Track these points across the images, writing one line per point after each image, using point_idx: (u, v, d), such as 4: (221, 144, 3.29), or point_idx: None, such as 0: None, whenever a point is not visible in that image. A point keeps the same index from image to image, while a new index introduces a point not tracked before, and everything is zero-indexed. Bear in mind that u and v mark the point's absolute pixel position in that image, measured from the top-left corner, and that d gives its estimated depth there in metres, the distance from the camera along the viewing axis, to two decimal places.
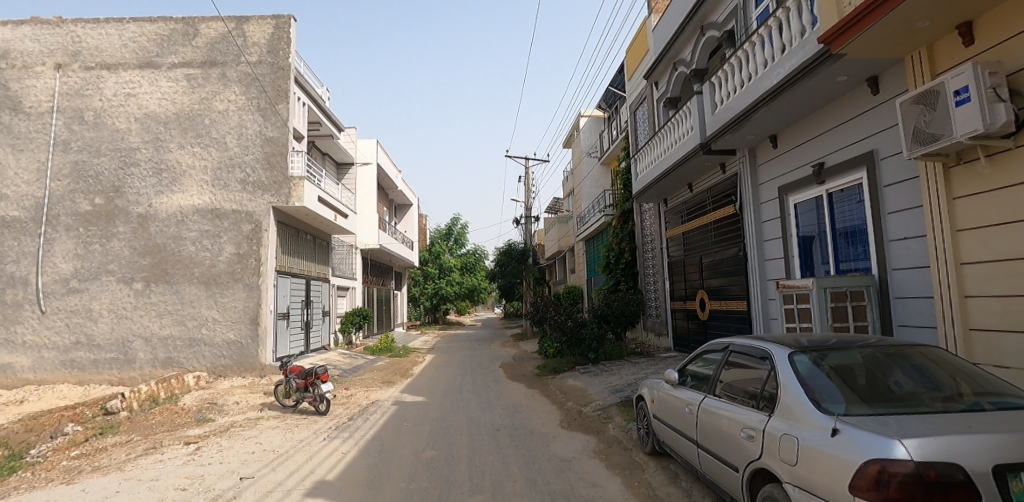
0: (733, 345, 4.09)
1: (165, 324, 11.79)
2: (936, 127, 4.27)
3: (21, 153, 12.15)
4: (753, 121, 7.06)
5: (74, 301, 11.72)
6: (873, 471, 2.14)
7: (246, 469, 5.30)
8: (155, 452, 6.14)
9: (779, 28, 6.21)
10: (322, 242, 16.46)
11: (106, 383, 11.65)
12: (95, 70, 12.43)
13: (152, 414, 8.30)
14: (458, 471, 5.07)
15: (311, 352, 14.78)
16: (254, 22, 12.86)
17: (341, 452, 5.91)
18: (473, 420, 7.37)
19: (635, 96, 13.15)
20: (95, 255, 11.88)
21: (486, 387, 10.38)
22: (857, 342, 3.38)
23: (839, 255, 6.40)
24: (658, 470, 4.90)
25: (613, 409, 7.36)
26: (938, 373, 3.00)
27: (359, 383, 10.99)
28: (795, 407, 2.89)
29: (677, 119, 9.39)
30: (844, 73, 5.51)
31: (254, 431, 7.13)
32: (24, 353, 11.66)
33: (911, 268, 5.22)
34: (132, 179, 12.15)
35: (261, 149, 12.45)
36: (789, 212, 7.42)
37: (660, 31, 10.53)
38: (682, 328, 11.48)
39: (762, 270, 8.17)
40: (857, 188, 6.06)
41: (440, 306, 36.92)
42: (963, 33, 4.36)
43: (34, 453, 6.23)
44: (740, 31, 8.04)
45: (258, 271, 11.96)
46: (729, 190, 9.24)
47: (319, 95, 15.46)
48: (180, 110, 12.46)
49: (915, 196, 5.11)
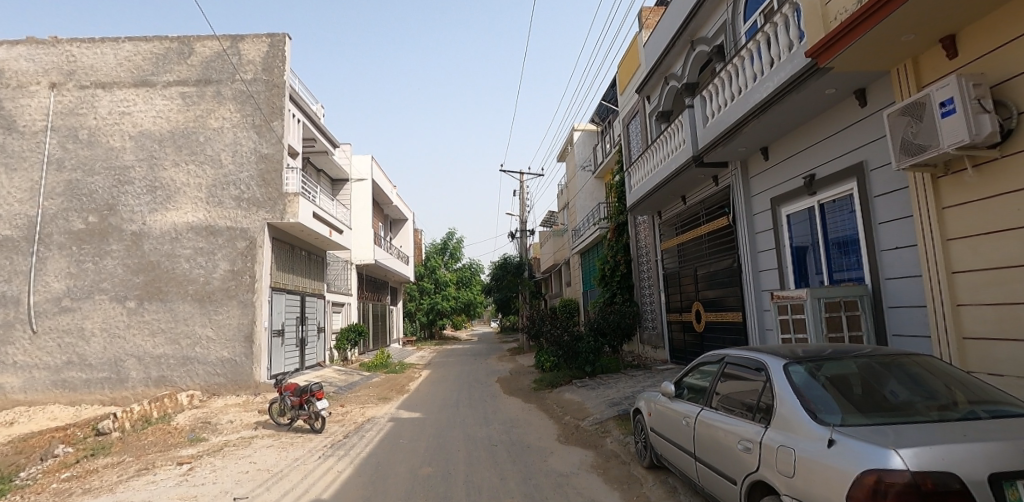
0: (729, 356, 4.10)
1: (158, 342, 11.67)
2: (923, 138, 4.33)
3: (13, 172, 12.12)
4: (743, 134, 7.16)
5: (66, 321, 11.61)
6: (870, 481, 2.14)
7: (239, 489, 5.23)
8: (148, 473, 6.06)
9: (767, 42, 6.33)
10: (317, 258, 16.42)
11: (98, 403, 11.50)
12: (90, 89, 12.46)
13: (145, 434, 8.18)
14: (455, 487, 5.04)
15: (306, 370, 14.65)
16: (249, 41, 12.97)
17: (337, 471, 5.83)
18: (470, 435, 7.32)
19: (627, 110, 13.30)
20: (88, 273, 11.80)
21: (482, 402, 10.30)
22: (853, 352, 3.40)
23: (832, 264, 6.45)
24: (657, 484, 4.88)
25: (610, 422, 7.33)
26: (933, 382, 3.02)
27: (356, 400, 10.92)
28: (791, 418, 2.90)
29: (669, 133, 9.51)
30: (831, 86, 5.61)
31: (248, 450, 7.05)
32: (14, 373, 11.52)
33: (903, 277, 5.27)
34: (125, 197, 12.11)
35: (255, 166, 12.47)
36: (781, 223, 7.51)
37: (651, 47, 10.75)
38: (678, 339, 11.46)
39: (756, 281, 8.22)
40: (848, 199, 6.12)
41: (436, 320, 36.90)
42: (947, 46, 4.46)
43: (24, 476, 6.13)
44: (728, 45, 8.17)
45: (252, 288, 11.90)
46: (722, 201, 9.32)
47: (314, 111, 15.55)
48: (175, 128, 12.48)
49: (904, 206, 5.18)
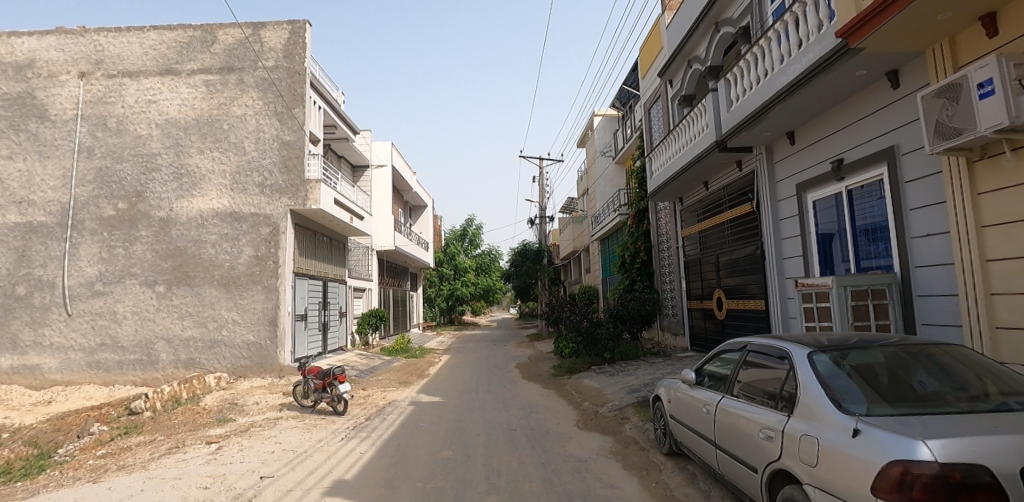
0: (752, 344, 4.05)
1: (186, 325, 12.00)
2: (959, 121, 4.17)
3: (46, 160, 12.46)
4: (769, 118, 6.98)
5: (99, 304, 12.01)
6: (896, 472, 2.10)
7: (265, 469, 5.38)
8: (178, 451, 6.27)
9: (795, 22, 6.14)
10: (338, 244, 16.63)
11: (130, 384, 11.91)
12: (118, 77, 12.71)
13: (175, 414, 8.45)
14: (475, 471, 5.10)
15: (328, 353, 14.93)
16: (270, 28, 13.05)
17: (359, 452, 5.96)
18: (490, 420, 7.38)
19: (649, 94, 13.08)
20: (118, 259, 12.15)
21: (501, 387, 10.39)
22: (880, 341, 3.32)
23: (860, 252, 6.30)
24: (676, 470, 4.88)
25: (630, 409, 7.32)
26: (963, 373, 2.94)
27: (377, 383, 11.09)
28: (815, 407, 2.85)
29: (692, 117, 9.34)
30: (862, 67, 5.43)
31: (273, 431, 7.23)
32: (51, 354, 11.95)
33: (933, 265, 5.13)
34: (153, 184, 12.39)
35: (278, 153, 12.62)
36: (806, 209, 7.34)
37: (674, 29, 10.52)
38: (699, 327, 11.37)
39: (780, 269, 8.09)
40: (877, 184, 5.95)
41: (455, 307, 37.21)
42: (987, 24, 4.26)
43: (62, 453, 6.41)
44: (755, 26, 7.94)
45: (276, 273, 12.13)
46: (746, 187, 9.14)
47: (334, 98, 15.64)
48: (200, 115, 12.68)
49: (937, 192, 5.02)
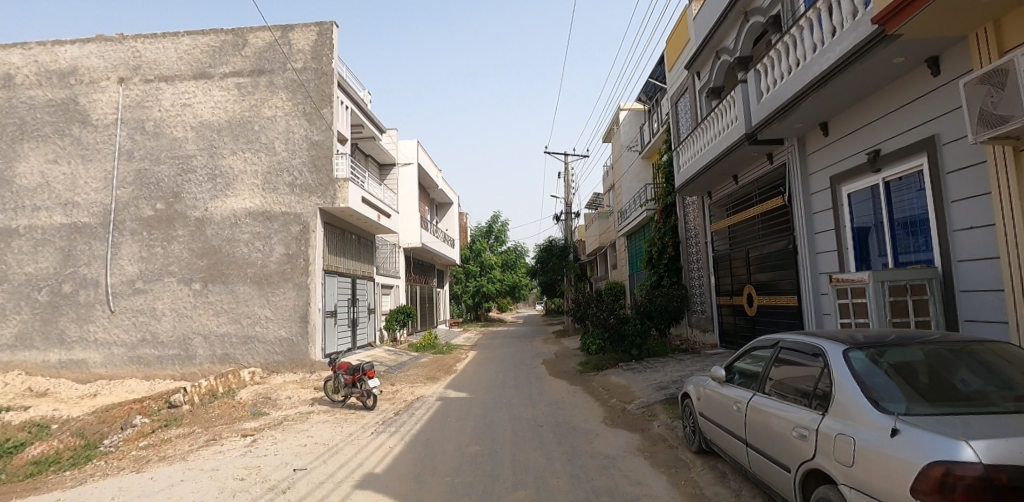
0: (784, 341, 3.96)
1: (221, 321, 12.37)
2: (1005, 108, 3.98)
3: (89, 163, 12.98)
4: (802, 108, 6.80)
5: (139, 301, 12.48)
6: (937, 473, 2.02)
7: (298, 461, 5.52)
8: (215, 443, 6.48)
9: (828, 10, 5.96)
10: (366, 241, 16.88)
11: (169, 378, 12.36)
12: (154, 82, 13.15)
13: (212, 407, 8.72)
14: (502, 466, 5.14)
15: (357, 349, 15.19)
16: (299, 30, 13.29)
17: (388, 446, 6.07)
18: (516, 416, 7.41)
19: (676, 87, 12.87)
20: (157, 257, 12.60)
21: (527, 383, 10.42)
22: (919, 338, 3.21)
23: (898, 246, 6.08)
24: (706, 468, 4.82)
25: (658, 406, 7.25)
26: (1009, 371, 2.82)
27: (405, 379, 11.24)
28: (851, 406, 2.78)
29: (721, 109, 9.16)
30: (900, 54, 5.24)
31: (305, 424, 7.41)
32: (95, 349, 12.47)
33: (976, 259, 4.93)
34: (189, 185, 12.79)
35: (307, 153, 12.87)
36: (841, 202, 7.13)
37: (702, 20, 10.31)
38: (728, 324, 11.17)
39: (813, 264, 7.89)
40: (916, 176, 5.73)
41: (480, 303, 37.39)
42: None
43: (107, 444, 6.70)
44: (786, 15, 7.72)
45: (306, 271, 12.40)
46: (777, 180, 8.93)
47: (361, 98, 15.85)
48: (232, 117, 13.02)
49: (980, 183, 4.81)
